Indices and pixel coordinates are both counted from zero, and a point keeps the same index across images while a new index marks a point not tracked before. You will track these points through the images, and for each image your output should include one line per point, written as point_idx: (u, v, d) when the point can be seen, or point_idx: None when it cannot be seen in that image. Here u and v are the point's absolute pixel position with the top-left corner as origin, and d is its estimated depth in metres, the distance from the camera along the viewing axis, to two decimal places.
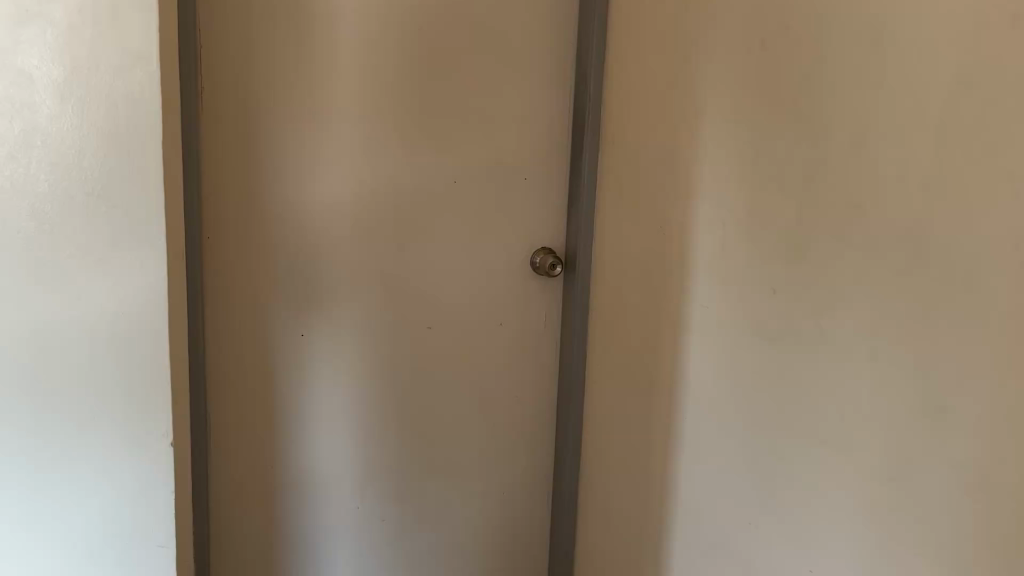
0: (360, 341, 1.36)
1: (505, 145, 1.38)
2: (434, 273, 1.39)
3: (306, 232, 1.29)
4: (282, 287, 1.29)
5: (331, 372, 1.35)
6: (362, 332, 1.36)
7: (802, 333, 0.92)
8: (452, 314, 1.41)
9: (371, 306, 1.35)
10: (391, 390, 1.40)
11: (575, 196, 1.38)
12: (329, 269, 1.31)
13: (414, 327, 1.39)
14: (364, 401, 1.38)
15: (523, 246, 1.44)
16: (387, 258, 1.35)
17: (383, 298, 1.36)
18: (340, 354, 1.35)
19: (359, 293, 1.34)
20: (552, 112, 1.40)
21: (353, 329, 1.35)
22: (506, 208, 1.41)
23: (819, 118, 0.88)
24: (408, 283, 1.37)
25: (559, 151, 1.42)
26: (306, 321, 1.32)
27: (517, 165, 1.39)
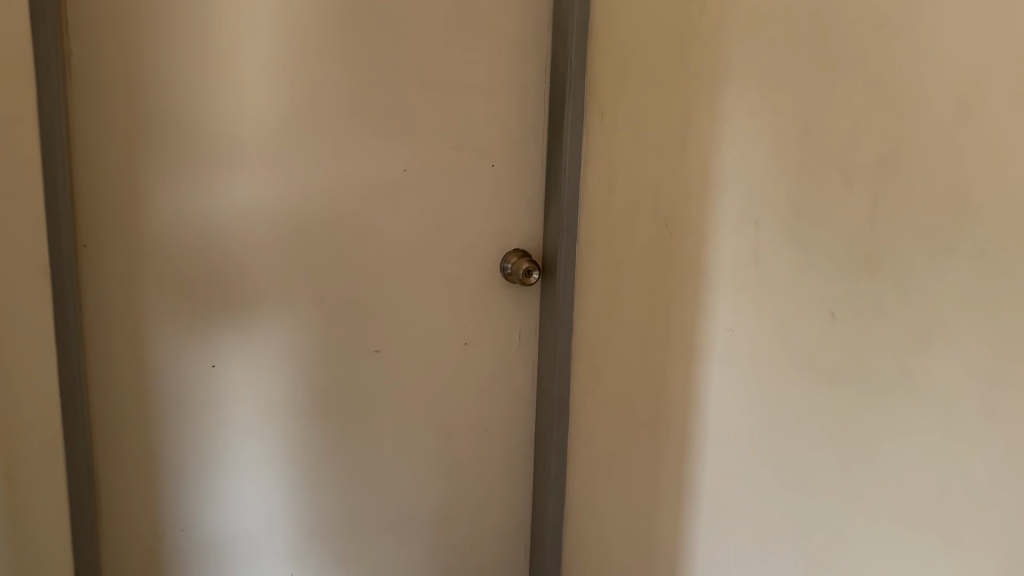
0: (274, 363, 1.08)
1: (469, 129, 1.12)
2: (372, 277, 1.11)
3: (201, 228, 1.01)
4: (173, 296, 1.02)
5: (240, 403, 1.07)
6: (278, 352, 1.08)
7: (877, 374, 0.68)
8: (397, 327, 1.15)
9: (290, 318, 1.08)
10: (318, 421, 1.13)
11: (554, 191, 1.13)
12: (228, 273, 1.03)
13: (343, 343, 1.12)
14: (284, 438, 1.11)
15: (492, 253, 1.18)
16: (311, 261, 1.07)
17: (304, 307, 1.08)
18: (250, 380, 1.07)
19: (269, 300, 1.06)
20: (527, 88, 1.13)
21: (266, 347, 1.07)
22: (472, 205, 1.15)
23: (901, 81, 0.63)
24: (336, 288, 1.10)
25: (535, 136, 1.16)
26: (201, 337, 1.04)
27: (485, 154, 1.13)
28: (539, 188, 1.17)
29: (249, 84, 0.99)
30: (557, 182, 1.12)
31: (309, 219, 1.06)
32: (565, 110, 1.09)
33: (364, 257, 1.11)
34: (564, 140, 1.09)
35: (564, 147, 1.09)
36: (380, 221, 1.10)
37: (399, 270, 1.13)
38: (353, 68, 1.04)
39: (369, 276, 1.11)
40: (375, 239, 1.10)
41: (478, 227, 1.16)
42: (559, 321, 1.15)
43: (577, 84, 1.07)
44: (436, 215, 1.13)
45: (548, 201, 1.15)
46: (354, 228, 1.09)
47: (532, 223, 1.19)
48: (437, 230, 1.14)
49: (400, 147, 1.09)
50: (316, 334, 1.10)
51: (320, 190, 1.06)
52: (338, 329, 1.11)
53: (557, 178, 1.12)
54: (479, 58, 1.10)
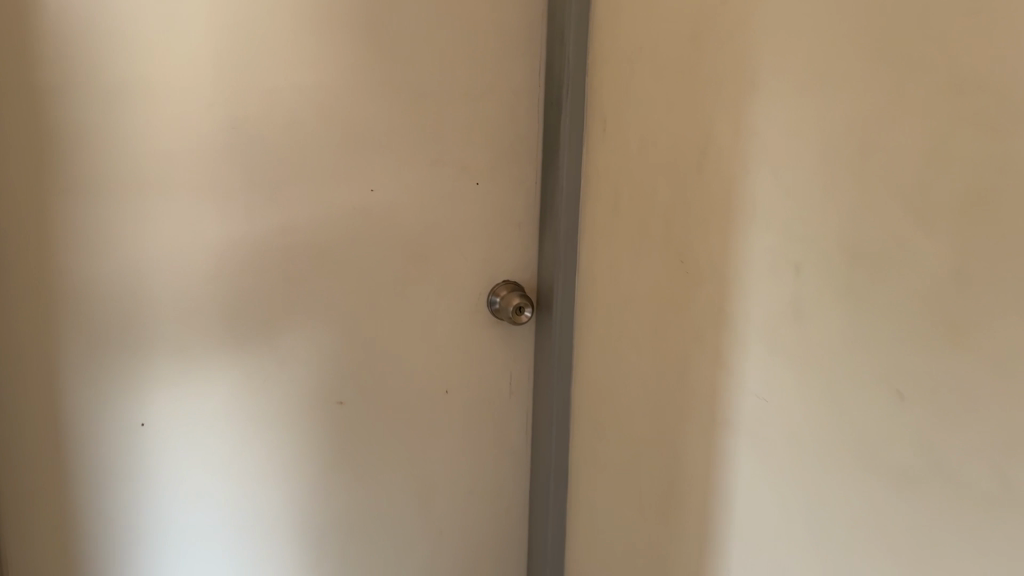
0: (207, 355, 0.90)
1: (451, 146, 0.95)
2: (323, 277, 0.93)
3: (110, 199, 0.83)
4: (78, 274, 0.84)
5: (167, 401, 0.90)
6: (211, 344, 0.90)
7: (965, 487, 0.49)
8: (356, 342, 0.97)
9: (222, 309, 0.90)
10: (261, 433, 0.94)
11: (549, 217, 0.96)
12: (144, 246, 0.85)
13: (290, 343, 0.94)
14: (219, 448, 0.93)
15: (479, 289, 1.01)
16: (245, 251, 0.89)
17: (239, 299, 0.90)
18: (179, 373, 0.90)
19: (197, 283, 0.88)
20: (520, 98, 0.96)
21: (196, 336, 0.89)
22: (455, 235, 0.98)
23: (1008, 91, 0.45)
24: (276, 286, 0.91)
25: (531, 154, 0.98)
26: (113, 317, 0.86)
27: (470, 175, 0.96)
28: (534, 214, 1.00)
29: (181, 95, 0.83)
30: (553, 207, 0.95)
31: (242, 200, 0.88)
32: (561, 124, 0.91)
33: (312, 258, 0.92)
34: (559, 159, 0.92)
35: (560, 167, 0.92)
36: (331, 221, 0.92)
37: (368, 310, 0.96)
38: (309, 76, 0.87)
39: (319, 276, 0.93)
40: (324, 239, 0.92)
41: (462, 260, 0.99)
42: (555, 370, 0.98)
43: (576, 87, 0.90)
44: (412, 247, 0.96)
45: (543, 228, 0.98)
46: (299, 219, 0.91)
47: (526, 254, 1.01)
48: (413, 264, 0.97)
49: (368, 169, 0.92)
50: (256, 330, 0.92)
51: (256, 169, 0.87)
52: (283, 328, 0.93)
53: (552, 203, 0.95)
54: (463, 63, 0.93)
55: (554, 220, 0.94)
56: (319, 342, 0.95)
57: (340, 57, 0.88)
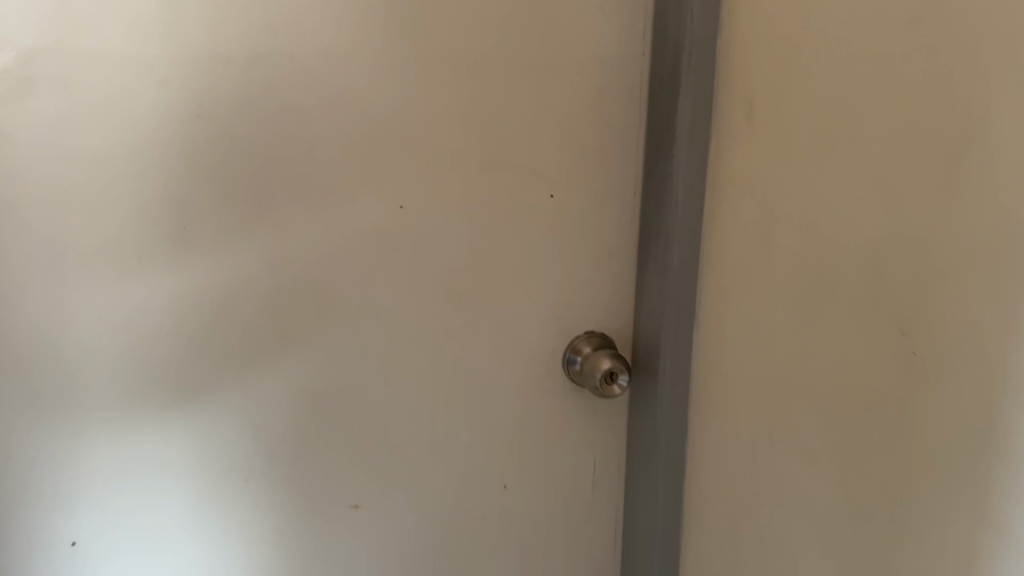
0: (158, 385, 0.63)
1: (517, 153, 0.66)
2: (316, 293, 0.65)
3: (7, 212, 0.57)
4: None
5: (102, 459, 0.64)
6: (160, 370, 0.63)
7: None
8: (364, 392, 0.69)
9: (177, 342, 0.63)
10: (231, 499, 0.68)
11: (651, 254, 0.67)
12: (56, 221, 0.58)
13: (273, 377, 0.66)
14: (175, 510, 0.67)
15: (553, 349, 0.72)
16: (202, 254, 0.61)
17: (201, 312, 0.63)
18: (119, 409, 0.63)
19: (139, 281, 0.61)
20: (617, 85, 0.67)
21: (143, 357, 0.62)
22: (519, 276, 0.69)
23: None
24: (250, 303, 0.64)
25: (629, 164, 0.69)
26: (18, 322, 0.59)
27: (543, 194, 0.68)
28: (632, 246, 0.71)
29: (120, 81, 0.56)
30: (658, 243, 0.66)
31: (204, 180, 0.60)
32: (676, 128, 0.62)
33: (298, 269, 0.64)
34: (672, 179, 0.63)
35: (673, 190, 0.63)
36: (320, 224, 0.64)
37: (396, 380, 0.69)
38: (314, 53, 0.59)
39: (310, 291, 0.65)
40: (312, 246, 0.64)
41: (528, 310, 0.71)
42: (656, 466, 0.70)
43: (701, 56, 0.60)
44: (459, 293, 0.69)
45: (642, 266, 0.69)
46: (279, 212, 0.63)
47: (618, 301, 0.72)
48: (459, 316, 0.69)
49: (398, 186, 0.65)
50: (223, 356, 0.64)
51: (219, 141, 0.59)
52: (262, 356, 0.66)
53: (656, 236, 0.66)
54: (536, 34, 0.64)
55: (660, 263, 0.66)
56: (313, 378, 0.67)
57: (359, 24, 0.60)
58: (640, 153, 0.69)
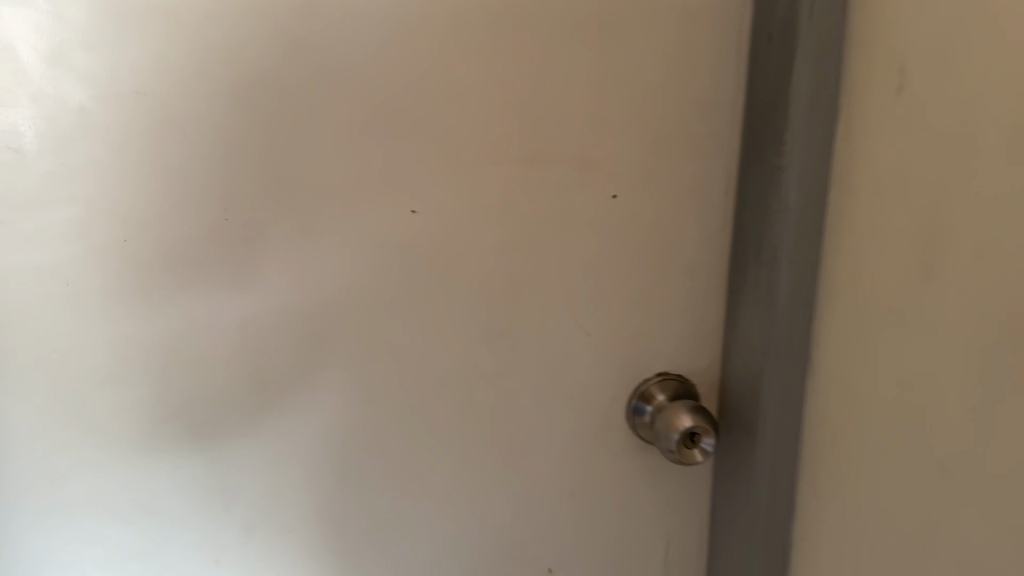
0: (115, 436, 0.50)
1: (575, 141, 0.50)
2: (323, 336, 0.51)
3: None
4: None
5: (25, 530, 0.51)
6: (104, 418, 0.50)
7: None
8: (375, 456, 0.54)
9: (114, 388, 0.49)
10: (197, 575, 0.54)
11: (746, 279, 0.51)
12: None
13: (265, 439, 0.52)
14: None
15: (615, 396, 0.56)
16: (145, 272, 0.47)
17: (165, 352, 0.49)
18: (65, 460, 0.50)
19: (84, 306, 0.47)
20: (707, 49, 0.49)
21: (92, 401, 0.49)
22: (573, 302, 0.53)
23: None
24: (232, 347, 0.49)
25: (721, 154, 0.52)
26: None
27: (606, 197, 0.51)
28: (722, 263, 0.54)
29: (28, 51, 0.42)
30: (756, 266, 0.50)
31: (158, 178, 0.46)
32: (788, 114, 0.45)
33: (301, 306, 0.49)
34: (781, 183, 0.47)
35: (782, 199, 0.47)
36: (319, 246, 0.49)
37: (413, 438, 0.54)
38: (294, 5, 0.44)
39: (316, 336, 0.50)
40: (316, 278, 0.49)
41: (586, 346, 0.54)
42: (753, 553, 0.54)
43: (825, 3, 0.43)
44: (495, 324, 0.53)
45: (733, 291, 0.53)
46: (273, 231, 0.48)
47: (702, 334, 0.56)
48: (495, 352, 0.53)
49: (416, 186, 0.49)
50: (201, 410, 0.50)
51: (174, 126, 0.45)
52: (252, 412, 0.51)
53: (755, 257, 0.50)
54: None
55: (761, 293, 0.50)
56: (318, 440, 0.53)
57: None
58: (735, 140, 0.52)
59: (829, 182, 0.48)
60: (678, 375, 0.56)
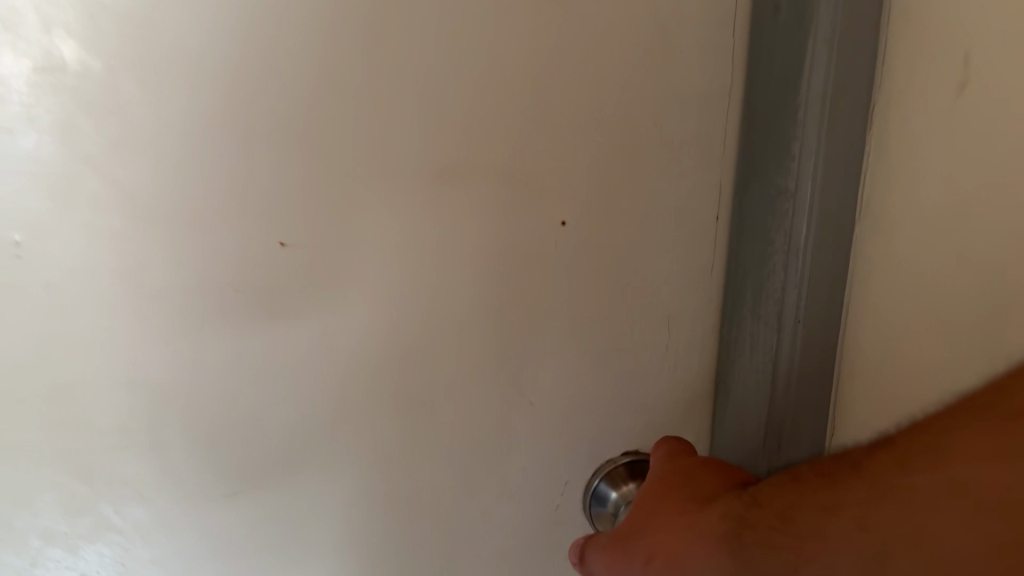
0: None
1: (512, 157, 0.36)
2: (273, 404, 0.37)
3: None
4: None
5: None
6: None
7: None
8: (232, 553, 0.39)
9: None
10: None
11: (739, 338, 0.38)
12: None
13: (182, 521, 0.38)
14: None
15: (568, 481, 0.43)
16: None
17: None
18: None
19: None
20: (694, 29, 0.37)
21: None
22: (510, 365, 0.40)
23: None
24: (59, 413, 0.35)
25: (710, 170, 0.39)
26: None
27: (558, 227, 0.38)
28: (711, 308, 0.42)
29: None
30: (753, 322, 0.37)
31: None
32: (805, 117, 0.32)
33: (231, 369, 0.36)
34: (788, 212, 0.34)
35: (791, 234, 0.34)
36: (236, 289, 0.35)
37: (290, 527, 0.39)
38: None
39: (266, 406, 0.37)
40: (252, 335, 0.36)
41: (530, 421, 0.41)
42: None
43: None
44: (402, 394, 0.39)
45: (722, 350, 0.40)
46: (179, 267, 0.34)
47: (682, 398, 0.43)
48: (409, 434, 0.40)
49: (286, 212, 0.35)
50: (78, 486, 0.36)
51: (61, 112, 0.31)
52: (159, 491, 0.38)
53: (751, 310, 0.37)
54: None
55: (760, 361, 0.37)
56: (253, 525, 0.39)
57: None
58: (728, 150, 0.39)
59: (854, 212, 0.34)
60: (642, 452, 0.43)
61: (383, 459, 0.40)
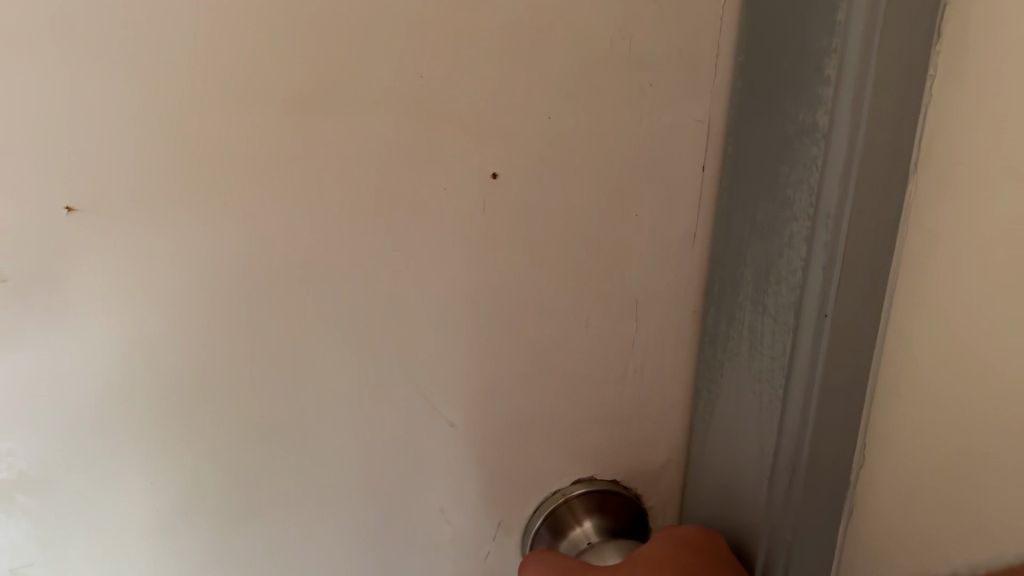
0: None
1: (422, 82, 0.25)
2: (78, 435, 0.26)
3: None
4: None
5: None
6: None
7: None
8: None
9: None
10: None
11: (735, 340, 0.28)
12: None
13: None
14: None
15: (502, 522, 0.33)
16: None
17: None
18: None
19: None
20: None
21: None
22: (423, 372, 0.29)
23: None
24: None
25: (697, 101, 0.29)
26: None
27: (490, 182, 0.27)
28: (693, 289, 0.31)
29: None
30: (757, 318, 0.27)
31: None
32: (845, 19, 0.22)
33: (9, 392, 0.24)
34: (815, 162, 0.23)
35: (820, 191, 0.23)
36: (3, 278, 0.23)
37: None
38: None
39: (66, 442, 0.26)
40: (36, 341, 0.24)
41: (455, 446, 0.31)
42: None
43: None
44: (270, 423, 0.28)
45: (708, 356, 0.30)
46: None
47: (652, 405, 0.33)
48: (284, 474, 0.29)
49: (71, 164, 0.23)
50: None
51: None
52: None
53: (754, 301, 0.27)
54: None
55: (769, 372, 0.26)
56: None
57: None
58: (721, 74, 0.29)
59: (916, 166, 0.23)
60: (598, 481, 0.33)
61: (246, 504, 0.29)
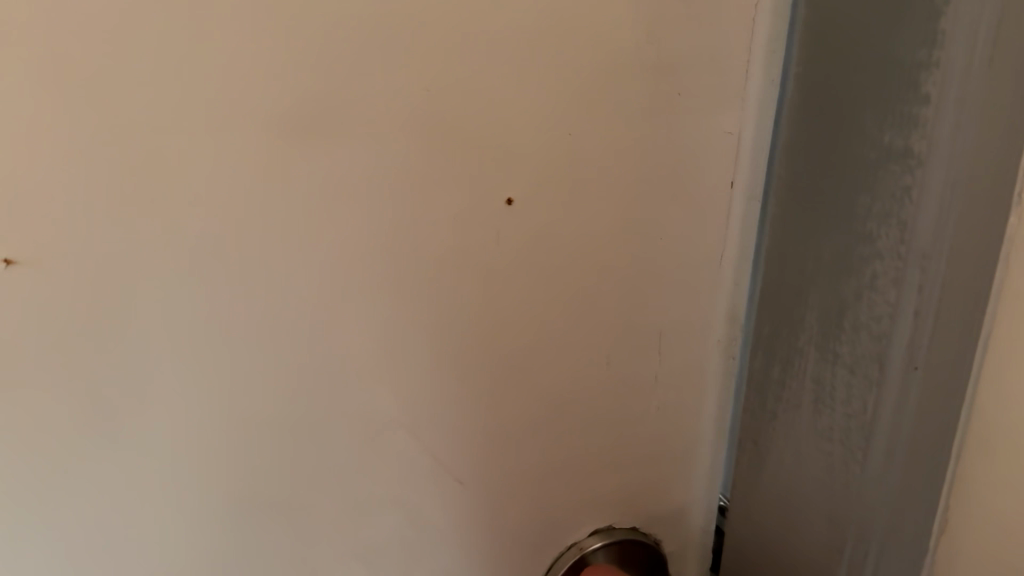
0: None
1: (428, 95, 0.21)
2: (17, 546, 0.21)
3: None
4: None
5: None
6: None
7: None
8: None
9: None
10: None
11: (794, 386, 0.25)
12: None
13: None
14: None
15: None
16: None
17: None
18: None
19: None
20: None
21: None
22: (425, 433, 0.25)
23: None
24: None
25: (729, 110, 0.25)
26: None
27: (504, 211, 0.23)
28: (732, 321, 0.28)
29: None
30: (825, 364, 0.24)
31: None
32: (950, 33, 0.19)
33: None
34: (905, 196, 0.21)
35: (910, 232, 0.21)
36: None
37: None
38: None
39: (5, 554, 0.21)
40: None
41: (474, 506, 0.27)
42: None
43: None
44: (261, 505, 0.24)
45: (748, 397, 0.27)
46: None
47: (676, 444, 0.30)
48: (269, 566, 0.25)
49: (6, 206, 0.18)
50: None
51: None
52: None
53: (822, 347, 0.24)
54: None
55: (843, 422, 0.24)
56: None
57: None
58: (759, 83, 0.25)
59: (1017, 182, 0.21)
60: (618, 531, 0.30)
61: None
